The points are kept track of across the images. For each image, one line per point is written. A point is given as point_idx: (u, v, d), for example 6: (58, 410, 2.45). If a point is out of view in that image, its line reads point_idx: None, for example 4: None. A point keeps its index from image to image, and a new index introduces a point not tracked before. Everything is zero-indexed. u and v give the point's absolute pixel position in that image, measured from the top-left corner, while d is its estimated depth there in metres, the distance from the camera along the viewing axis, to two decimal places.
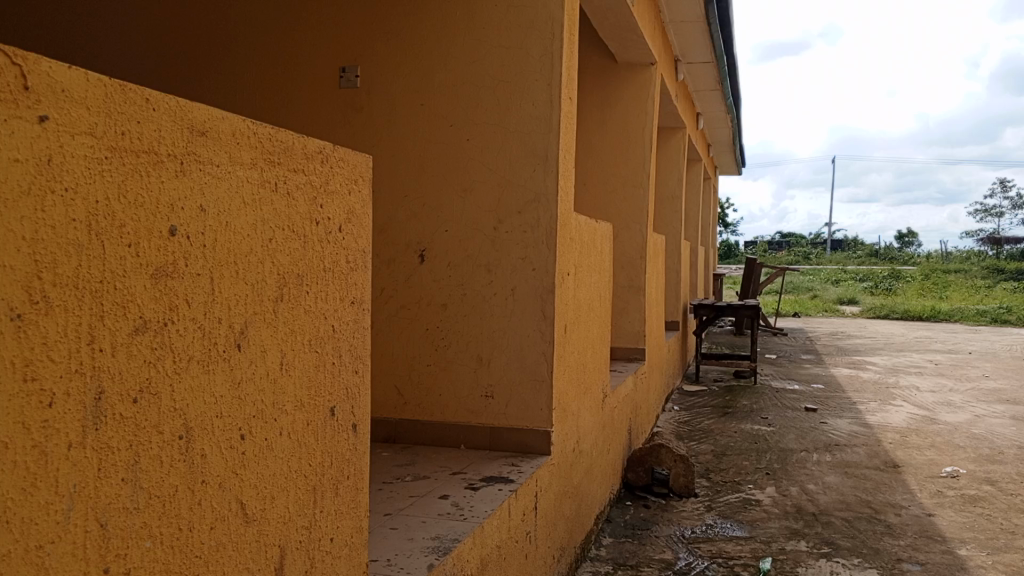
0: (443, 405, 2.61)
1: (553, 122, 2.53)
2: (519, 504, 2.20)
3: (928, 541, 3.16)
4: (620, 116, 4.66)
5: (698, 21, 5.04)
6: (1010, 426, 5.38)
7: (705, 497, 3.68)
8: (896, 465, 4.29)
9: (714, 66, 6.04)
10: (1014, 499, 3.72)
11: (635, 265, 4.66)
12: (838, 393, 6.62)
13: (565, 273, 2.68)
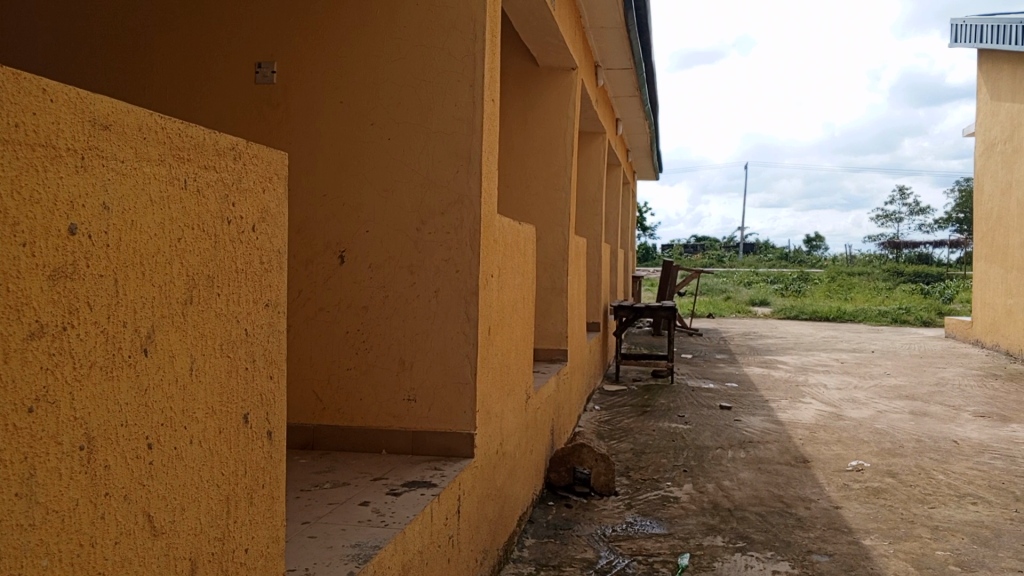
0: (364, 409, 2.56)
1: (476, 123, 2.52)
2: (442, 508, 2.18)
3: (835, 532, 3.29)
4: (541, 119, 4.70)
5: (617, 28, 5.12)
6: (910, 421, 5.67)
7: (625, 496, 3.74)
8: (806, 460, 4.46)
9: (633, 72, 6.16)
10: (914, 490, 3.91)
11: (557, 267, 4.70)
12: (752, 391, 6.84)
13: (489, 275, 2.67)
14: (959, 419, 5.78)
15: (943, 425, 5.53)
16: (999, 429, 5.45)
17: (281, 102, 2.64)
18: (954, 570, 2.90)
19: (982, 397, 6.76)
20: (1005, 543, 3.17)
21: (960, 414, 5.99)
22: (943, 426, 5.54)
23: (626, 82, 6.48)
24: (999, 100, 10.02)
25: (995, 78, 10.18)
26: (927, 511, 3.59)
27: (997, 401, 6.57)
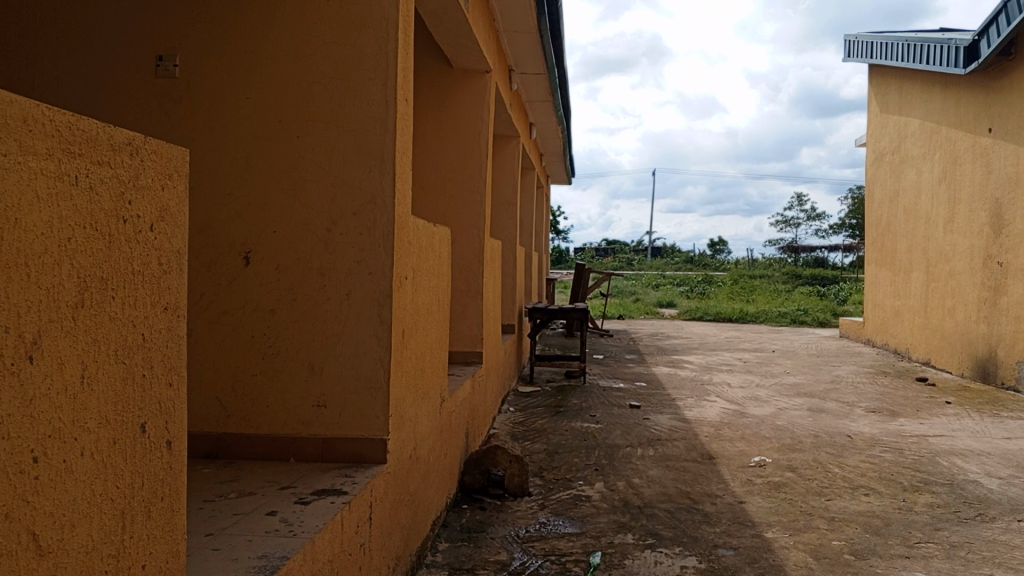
0: (270, 416, 2.48)
1: (389, 123, 2.48)
2: (353, 516, 2.13)
3: (740, 526, 3.40)
4: (455, 121, 4.68)
5: (531, 32, 5.15)
6: (808, 417, 5.93)
7: (538, 496, 3.76)
8: (711, 457, 4.60)
9: (546, 77, 6.22)
10: (812, 484, 4.09)
11: (472, 269, 4.68)
12: (660, 390, 7.00)
13: (402, 277, 2.63)
14: (852, 415, 6.09)
15: (838, 421, 5.81)
16: (889, 423, 5.77)
17: (183, 97, 2.54)
18: (849, 559, 3.04)
19: (872, 393, 7.14)
20: (895, 532, 3.35)
21: (853, 409, 6.31)
22: (838, 421, 5.82)
23: (539, 86, 6.54)
24: (887, 113, 10.63)
25: (884, 93, 10.78)
26: (824, 503, 3.76)
27: (886, 397, 6.96)
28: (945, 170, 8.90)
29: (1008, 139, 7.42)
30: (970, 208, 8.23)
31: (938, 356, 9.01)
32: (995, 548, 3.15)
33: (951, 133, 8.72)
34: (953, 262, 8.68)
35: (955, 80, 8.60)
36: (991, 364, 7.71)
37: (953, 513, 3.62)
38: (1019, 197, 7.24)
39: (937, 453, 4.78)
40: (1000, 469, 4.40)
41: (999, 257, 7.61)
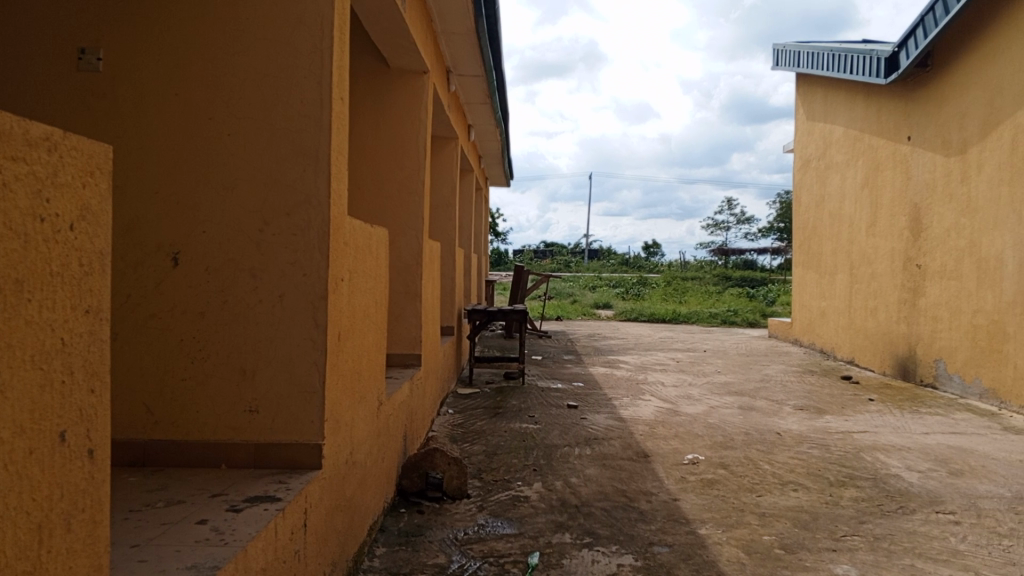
0: (200, 422, 2.40)
1: (324, 121, 2.45)
2: (288, 523, 2.08)
3: (674, 523, 3.46)
4: (392, 121, 4.64)
5: (468, 35, 5.15)
6: (739, 416, 6.08)
7: (477, 498, 3.74)
8: (647, 455, 4.66)
9: (484, 79, 6.23)
10: (744, 480, 4.19)
11: (410, 271, 4.64)
12: (597, 391, 7.07)
13: (338, 279, 2.59)
14: (781, 413, 6.26)
15: (768, 419, 5.97)
16: (815, 420, 5.96)
17: (107, 91, 2.43)
18: (779, 553, 3.12)
19: (799, 391, 7.37)
20: (822, 525, 3.46)
21: (782, 407, 6.49)
22: (767, 419, 5.99)
23: (477, 88, 6.53)
24: (814, 121, 10.98)
25: (810, 101, 11.16)
26: (755, 499, 3.85)
27: (813, 395, 7.18)
28: (867, 176, 9.24)
29: (926, 147, 7.76)
30: (891, 213, 8.57)
31: (861, 354, 9.36)
32: (916, 539, 3.28)
33: (873, 141, 9.06)
34: (875, 265, 9.02)
35: (877, 90, 8.95)
36: (910, 362, 8.04)
37: (877, 507, 3.75)
38: (935, 203, 7.58)
39: (861, 449, 4.96)
40: (919, 463, 4.60)
41: (918, 260, 7.94)
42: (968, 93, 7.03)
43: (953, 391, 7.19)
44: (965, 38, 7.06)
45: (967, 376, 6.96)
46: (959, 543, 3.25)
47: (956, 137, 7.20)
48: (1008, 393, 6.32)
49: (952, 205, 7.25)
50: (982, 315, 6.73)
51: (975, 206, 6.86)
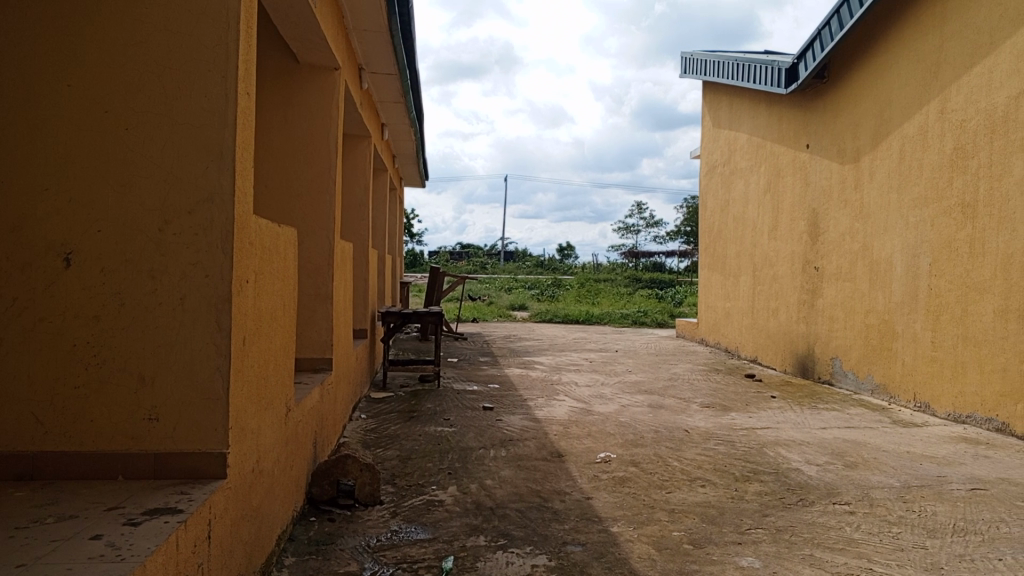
0: (94, 432, 2.26)
1: (229, 117, 2.36)
2: (190, 536, 1.99)
3: (587, 522, 3.49)
4: (303, 119, 4.54)
5: (382, 33, 5.09)
6: (649, 414, 6.20)
7: (390, 503, 3.68)
8: (560, 455, 4.70)
9: (397, 78, 6.16)
10: (654, 477, 4.27)
11: (321, 273, 4.53)
12: (511, 392, 7.09)
13: (244, 281, 2.50)
14: (688, 410, 6.43)
15: (676, 416, 6.13)
16: (721, 417, 6.16)
17: None
18: (688, 548, 3.20)
19: (706, 389, 7.60)
20: (728, 520, 3.56)
21: (690, 405, 6.67)
22: (676, 417, 6.14)
23: (391, 87, 6.47)
24: (719, 128, 11.36)
25: (715, 108, 11.53)
26: (665, 496, 3.94)
27: (719, 393, 7.41)
28: (769, 182, 9.62)
29: (823, 155, 8.13)
30: (791, 217, 8.94)
31: (763, 353, 9.72)
32: (814, 530, 3.42)
33: (774, 148, 9.44)
34: (776, 267, 9.39)
35: (778, 100, 9.33)
36: (809, 360, 8.40)
37: (779, 500, 3.90)
38: (832, 208, 7.96)
39: (764, 444, 5.14)
40: (817, 457, 4.80)
41: (816, 263, 8.31)
42: (860, 104, 7.41)
43: (848, 387, 7.56)
44: (858, 52, 7.45)
45: (860, 372, 7.33)
46: (854, 532, 3.41)
47: (850, 146, 7.58)
48: (898, 388, 6.69)
49: (847, 210, 7.63)
50: (873, 315, 7.10)
51: (868, 212, 7.23)
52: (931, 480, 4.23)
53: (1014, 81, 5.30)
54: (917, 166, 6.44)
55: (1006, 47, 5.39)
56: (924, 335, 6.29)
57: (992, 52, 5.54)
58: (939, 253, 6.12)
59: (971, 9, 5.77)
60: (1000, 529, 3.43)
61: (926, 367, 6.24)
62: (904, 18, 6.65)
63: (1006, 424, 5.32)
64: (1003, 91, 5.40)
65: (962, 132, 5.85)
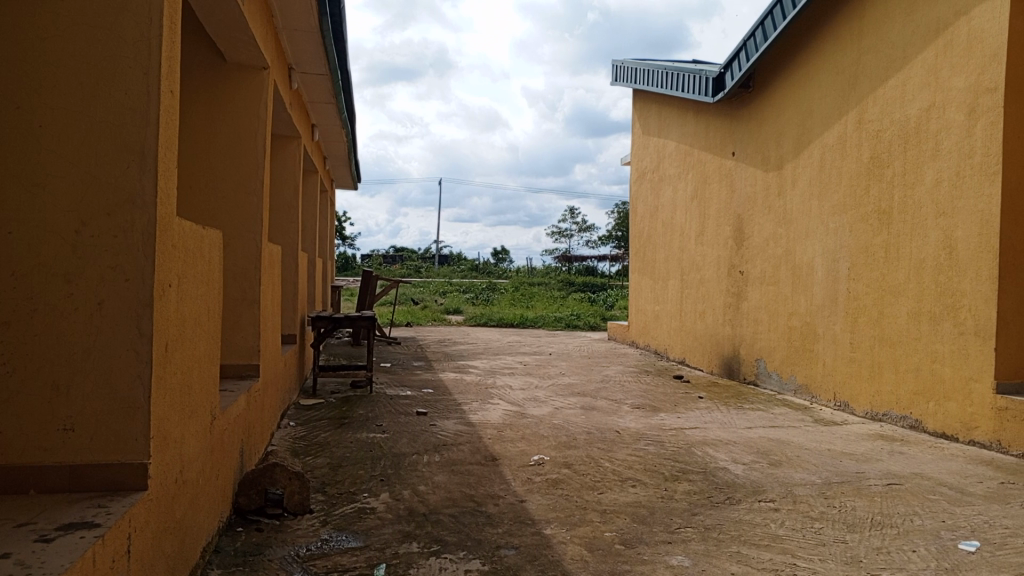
0: (4, 444, 2.14)
1: (152, 116, 2.28)
2: (108, 551, 1.90)
3: (521, 525, 3.50)
4: (229, 120, 4.42)
5: (311, 32, 5.00)
6: (581, 416, 6.26)
7: (320, 512, 3.61)
8: (494, 459, 4.70)
9: (327, 79, 6.07)
10: (586, 479, 4.31)
11: (248, 276, 4.41)
12: (445, 396, 7.05)
13: (166, 284, 2.42)
14: (620, 412, 6.52)
15: (608, 418, 6.21)
16: (652, 418, 6.27)
17: None
18: (619, 548, 3.24)
19: (637, 391, 7.72)
20: (658, 519, 3.62)
21: (621, 407, 6.76)
22: (609, 418, 6.21)
23: (321, 88, 6.36)
24: (649, 135, 11.57)
25: (645, 116, 11.75)
26: (597, 497, 3.98)
27: (649, 394, 7.54)
28: (696, 188, 9.85)
29: (748, 162, 8.38)
30: (718, 223, 9.17)
31: (691, 355, 9.94)
32: (741, 527, 3.51)
33: (701, 155, 9.67)
34: (703, 271, 9.62)
35: (705, 109, 9.56)
36: (735, 362, 8.62)
37: (706, 498, 3.98)
38: (756, 214, 8.21)
39: (692, 444, 5.25)
40: (743, 456, 4.93)
41: (741, 267, 8.54)
42: (783, 113, 7.66)
43: (772, 387, 7.79)
44: (781, 63, 7.71)
45: (784, 373, 7.56)
46: (779, 528, 3.51)
47: (774, 153, 7.82)
48: (819, 388, 6.92)
49: (770, 216, 7.88)
50: (796, 317, 7.33)
51: (791, 217, 7.48)
52: (850, 476, 4.40)
53: (925, 94, 5.57)
54: (836, 173, 6.68)
55: (916, 63, 5.67)
56: (843, 337, 6.53)
57: (905, 66, 5.81)
58: (857, 258, 6.37)
59: (885, 25, 6.04)
60: (913, 522, 3.59)
61: (845, 367, 6.48)
62: (824, 31, 6.91)
63: (919, 420, 5.57)
64: (915, 103, 5.66)
65: (878, 142, 6.11)
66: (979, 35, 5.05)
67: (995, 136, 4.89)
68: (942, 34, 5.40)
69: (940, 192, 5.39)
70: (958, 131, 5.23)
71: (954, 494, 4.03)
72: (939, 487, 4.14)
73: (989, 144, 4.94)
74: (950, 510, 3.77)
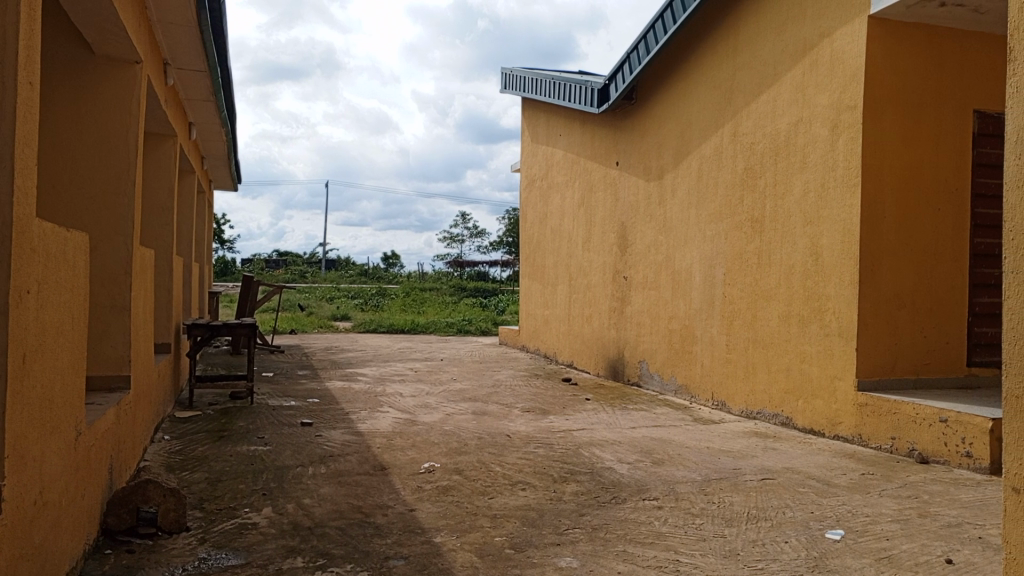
0: None
1: (7, 110, 2.10)
2: None
3: (410, 534, 3.45)
4: (96, 116, 4.15)
5: (189, 26, 4.76)
6: (472, 421, 6.25)
7: (198, 530, 3.45)
8: (383, 468, 4.62)
9: (206, 75, 5.80)
10: (476, 484, 4.30)
11: (117, 282, 4.14)
12: (331, 405, 6.87)
13: (24, 291, 2.24)
14: (510, 416, 6.56)
15: (499, 422, 6.23)
16: (541, 421, 6.34)
17: None
18: (509, 553, 3.25)
19: (527, 395, 7.80)
20: (547, 522, 3.67)
21: (511, 410, 6.81)
22: (499, 422, 6.23)
23: (199, 84, 6.08)
24: (537, 142, 11.73)
25: (533, 124, 11.91)
26: (487, 502, 3.98)
27: (538, 397, 7.62)
28: (583, 196, 10.07)
29: (632, 171, 8.64)
30: (603, 230, 9.41)
31: (579, 358, 10.13)
32: (627, 526, 3.60)
33: (588, 164, 9.89)
34: (590, 276, 9.84)
35: (590, 118, 9.79)
36: (620, 364, 8.86)
37: (594, 499, 4.07)
38: (639, 222, 8.47)
39: (579, 445, 5.34)
40: (629, 455, 5.07)
41: (625, 272, 8.78)
42: (664, 125, 7.94)
43: (654, 388, 8.05)
44: (661, 77, 8.00)
45: (665, 374, 7.84)
46: (662, 526, 3.62)
47: (655, 163, 8.10)
48: (697, 387, 7.21)
49: (652, 224, 8.16)
50: (676, 321, 7.62)
51: (671, 225, 7.77)
52: (727, 472, 4.60)
53: (794, 109, 5.92)
54: (713, 183, 6.99)
55: (785, 80, 6.02)
56: (720, 339, 6.84)
57: (776, 83, 6.14)
58: (732, 263, 6.68)
59: (757, 43, 6.37)
60: (785, 514, 3.79)
61: (722, 368, 6.78)
62: (702, 47, 7.23)
63: (790, 417, 5.89)
64: (785, 118, 6.00)
65: (751, 153, 6.44)
66: (840, 57, 5.41)
67: (856, 150, 5.25)
68: (808, 53, 5.75)
69: (807, 203, 5.73)
70: (823, 145, 5.58)
71: (822, 486, 4.29)
72: (808, 480, 4.39)
73: (851, 158, 5.30)
74: (818, 501, 4.01)
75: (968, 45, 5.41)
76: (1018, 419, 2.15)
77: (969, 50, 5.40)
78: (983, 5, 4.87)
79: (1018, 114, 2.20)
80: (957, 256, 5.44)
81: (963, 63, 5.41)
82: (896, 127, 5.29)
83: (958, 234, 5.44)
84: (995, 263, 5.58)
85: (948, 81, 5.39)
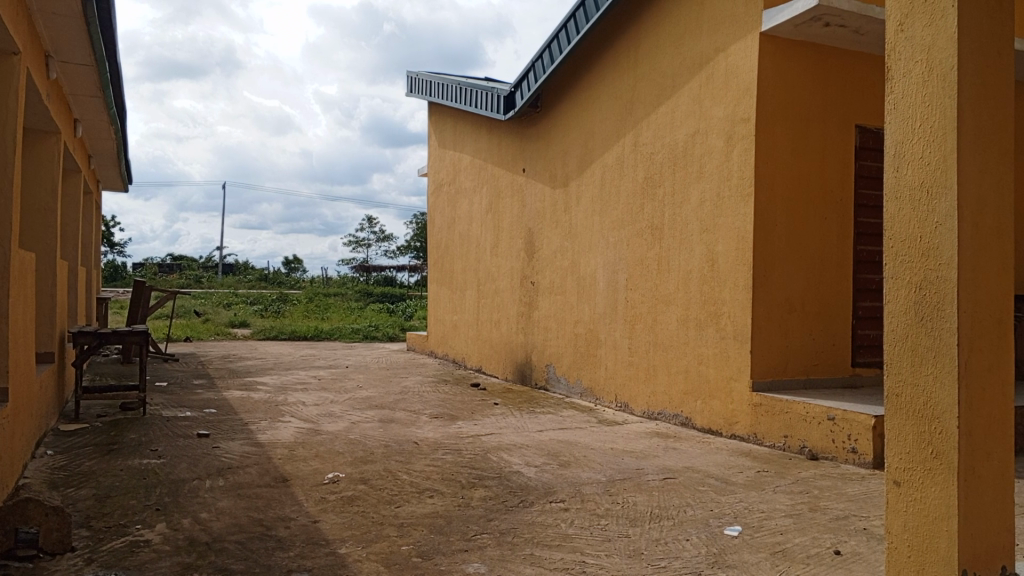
0: None
1: None
2: None
3: (314, 546, 3.36)
4: None
5: (75, 18, 4.52)
6: (378, 429, 6.16)
7: (84, 550, 3.25)
8: (285, 479, 4.49)
9: (95, 70, 5.52)
10: (383, 493, 4.24)
11: None
12: (230, 416, 6.63)
13: None
14: (417, 422, 6.49)
15: (406, 429, 6.17)
16: (448, 426, 6.31)
17: None
18: (416, 561, 3.21)
19: (434, 400, 7.75)
20: (455, 528, 3.64)
21: (418, 417, 6.74)
22: (406, 429, 6.16)
23: (86, 79, 5.77)
24: (444, 147, 11.70)
25: (439, 129, 11.87)
26: (394, 511, 3.93)
27: (446, 403, 7.58)
28: (491, 202, 10.11)
29: (538, 178, 8.75)
30: (510, 236, 9.48)
31: (487, 363, 10.15)
32: (534, 530, 3.62)
33: (495, 170, 9.94)
34: (497, 281, 9.89)
35: (497, 125, 9.84)
36: (527, 368, 8.92)
37: (502, 503, 4.07)
38: (545, 228, 8.58)
39: (487, 450, 5.34)
40: (536, 458, 5.10)
41: (532, 277, 8.86)
42: (569, 133, 8.07)
43: (561, 391, 8.14)
44: (566, 86, 8.13)
45: (571, 377, 7.95)
46: (569, 528, 3.66)
47: (561, 170, 8.22)
48: (602, 390, 7.35)
49: (558, 230, 8.27)
50: (581, 325, 7.75)
51: (575, 232, 7.90)
52: (631, 472, 4.70)
53: (691, 121, 6.13)
54: (616, 191, 7.16)
55: (683, 92, 6.22)
56: (623, 343, 6.99)
57: (674, 94, 6.34)
58: (634, 269, 6.85)
59: (657, 56, 6.57)
60: (686, 513, 3.89)
61: (625, 371, 6.93)
62: (604, 58, 7.38)
63: (689, 418, 6.08)
64: (683, 129, 6.21)
65: (651, 163, 6.63)
66: (734, 71, 5.64)
67: (749, 162, 5.48)
68: (704, 67, 5.96)
69: (704, 210, 5.94)
70: (719, 155, 5.80)
71: (720, 483, 4.44)
72: (707, 479, 4.53)
73: (745, 168, 5.53)
74: (716, 498, 4.15)
75: (851, 63, 5.74)
76: (898, 417, 2.29)
77: (851, 69, 5.74)
78: (863, 27, 5.19)
79: (895, 127, 2.33)
80: (842, 262, 5.77)
81: (847, 80, 5.74)
82: (787, 139, 5.55)
83: (842, 241, 5.76)
84: (876, 269, 5.95)
85: (832, 97, 5.71)
